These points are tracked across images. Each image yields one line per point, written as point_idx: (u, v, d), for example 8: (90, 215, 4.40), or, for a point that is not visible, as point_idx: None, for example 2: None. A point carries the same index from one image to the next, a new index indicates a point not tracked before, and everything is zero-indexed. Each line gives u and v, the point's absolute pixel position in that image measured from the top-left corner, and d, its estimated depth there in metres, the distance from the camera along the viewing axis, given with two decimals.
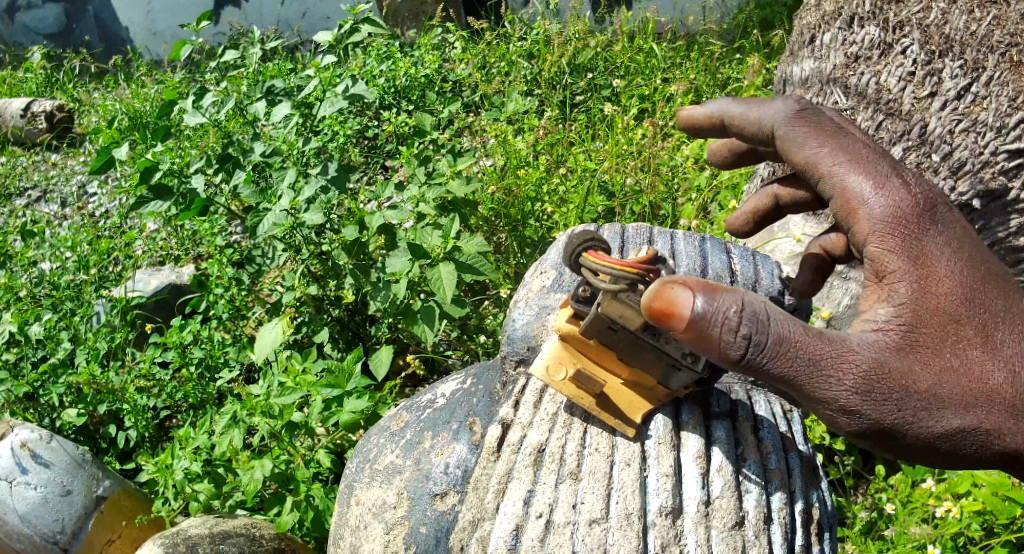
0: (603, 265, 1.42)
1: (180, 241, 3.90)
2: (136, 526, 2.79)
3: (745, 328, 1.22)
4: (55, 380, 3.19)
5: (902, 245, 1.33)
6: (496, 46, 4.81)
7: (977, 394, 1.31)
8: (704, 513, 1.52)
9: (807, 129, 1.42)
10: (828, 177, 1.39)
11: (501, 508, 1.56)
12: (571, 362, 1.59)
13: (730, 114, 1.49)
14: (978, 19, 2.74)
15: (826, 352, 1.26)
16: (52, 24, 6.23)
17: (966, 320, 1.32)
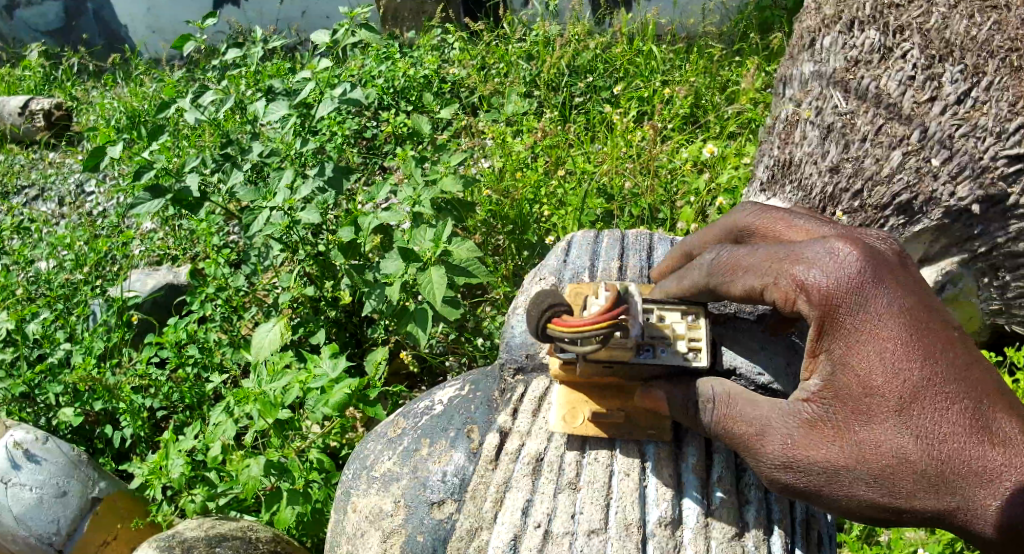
0: (578, 334, 1.45)
1: (176, 239, 3.94)
2: (132, 530, 2.77)
3: (700, 415, 1.63)
4: (53, 380, 3.19)
5: (822, 326, 1.48)
6: (495, 47, 4.79)
7: (896, 464, 1.43)
8: (704, 524, 1.61)
9: (731, 265, 1.62)
10: (758, 283, 1.56)
11: (499, 517, 1.64)
12: (582, 399, 1.72)
13: (669, 289, 1.76)
14: (979, 24, 2.83)
15: (749, 429, 1.56)
16: (51, 21, 6.20)
17: (886, 395, 1.44)
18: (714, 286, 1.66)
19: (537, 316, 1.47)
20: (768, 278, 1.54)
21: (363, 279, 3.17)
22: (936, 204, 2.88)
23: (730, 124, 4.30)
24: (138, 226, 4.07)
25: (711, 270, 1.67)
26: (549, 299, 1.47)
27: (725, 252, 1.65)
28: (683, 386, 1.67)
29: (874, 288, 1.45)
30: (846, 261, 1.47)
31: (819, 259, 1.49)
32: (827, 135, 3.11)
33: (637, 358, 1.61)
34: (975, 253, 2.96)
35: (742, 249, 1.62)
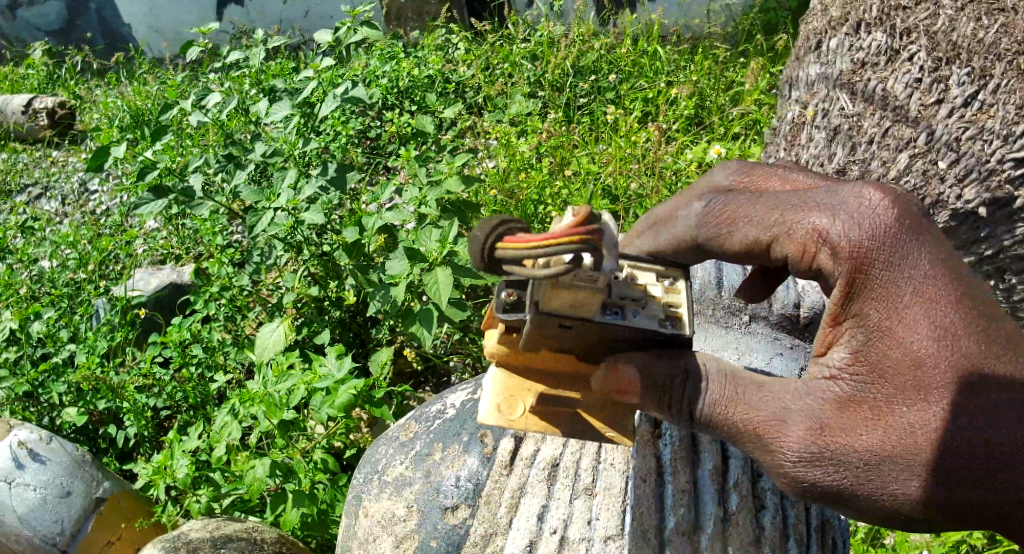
0: (532, 252, 1.16)
1: (181, 237, 3.82)
2: (136, 529, 2.78)
3: (687, 397, 1.42)
4: (56, 379, 3.16)
5: (851, 283, 1.37)
6: (499, 48, 4.77)
7: (944, 449, 1.32)
8: (722, 530, 1.61)
9: (727, 214, 1.46)
10: (766, 236, 1.41)
11: (514, 523, 1.67)
12: (522, 388, 1.53)
13: (643, 245, 1.54)
14: (986, 26, 2.70)
15: (761, 418, 1.40)
16: (54, 21, 6.20)
17: (928, 366, 1.33)
18: (705, 244, 1.47)
19: (482, 233, 1.21)
20: (787, 231, 1.40)
21: (367, 280, 3.15)
22: (943, 207, 2.90)
23: (735, 125, 4.29)
24: (141, 225, 4.06)
25: (699, 223, 1.48)
26: (504, 218, 1.23)
27: (719, 204, 1.48)
28: (668, 357, 1.40)
29: (905, 241, 1.36)
30: (880, 214, 1.38)
31: (848, 209, 1.39)
32: (835, 137, 3.29)
33: (603, 318, 1.34)
34: (981, 256, 2.92)
35: (744, 200, 1.46)
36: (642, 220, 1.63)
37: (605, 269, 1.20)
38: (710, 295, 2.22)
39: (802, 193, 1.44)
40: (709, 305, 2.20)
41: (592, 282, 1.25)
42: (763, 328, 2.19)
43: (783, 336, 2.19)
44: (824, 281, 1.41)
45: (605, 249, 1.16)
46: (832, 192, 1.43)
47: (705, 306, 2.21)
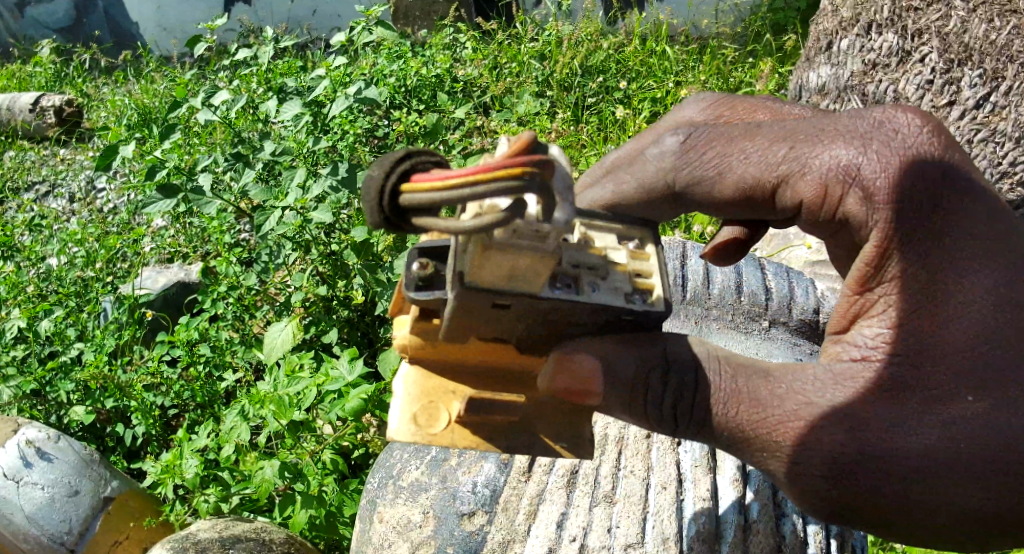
0: (451, 192, 1.03)
1: (187, 237, 3.88)
2: (144, 528, 2.76)
3: (669, 397, 1.29)
4: (64, 377, 3.17)
5: (885, 226, 1.29)
6: (507, 47, 4.71)
7: (981, 466, 1.24)
8: (741, 537, 1.72)
9: (714, 149, 1.34)
10: (780, 182, 1.32)
11: (533, 530, 1.69)
12: (445, 393, 1.45)
13: (604, 196, 1.39)
14: (998, 28, 2.92)
15: (769, 417, 1.27)
16: (62, 19, 6.23)
17: (966, 324, 1.27)
18: (687, 184, 1.34)
19: (387, 173, 1.10)
20: (809, 169, 1.31)
21: (376, 280, 3.18)
22: None
23: None
24: (148, 223, 4.06)
25: (677, 158, 1.35)
26: (411, 152, 1.12)
27: (703, 138, 1.36)
28: (633, 349, 1.28)
29: (941, 198, 1.29)
30: (913, 152, 1.31)
31: (877, 145, 1.31)
32: None
33: (549, 293, 1.22)
34: None
35: (738, 134, 1.35)
36: (597, 168, 1.48)
37: (555, 218, 1.10)
38: (730, 301, 2.22)
39: (814, 126, 1.35)
40: (729, 310, 2.21)
41: (537, 238, 1.12)
42: (782, 333, 2.22)
43: (801, 341, 2.22)
44: (844, 224, 1.33)
45: (548, 191, 1.05)
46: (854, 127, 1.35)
47: (726, 311, 2.21)
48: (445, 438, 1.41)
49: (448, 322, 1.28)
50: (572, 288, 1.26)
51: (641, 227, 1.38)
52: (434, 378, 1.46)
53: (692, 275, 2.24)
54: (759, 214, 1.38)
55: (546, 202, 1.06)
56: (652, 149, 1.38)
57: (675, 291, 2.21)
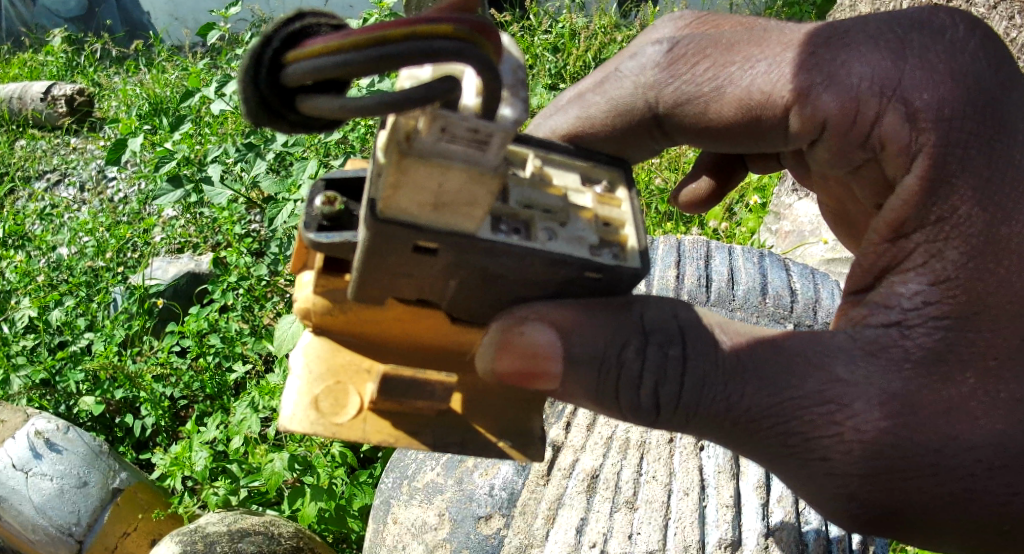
0: (352, 50, 0.95)
1: (198, 227, 3.86)
2: (153, 521, 2.73)
3: (649, 382, 1.31)
4: (73, 367, 3.15)
5: (927, 147, 1.33)
6: (519, 38, 4.68)
7: (1003, 459, 1.31)
8: (765, 546, 1.69)
9: (700, 56, 1.49)
10: (794, 101, 1.42)
11: (552, 535, 1.68)
12: (355, 373, 1.43)
13: (566, 127, 1.52)
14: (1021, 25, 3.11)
15: (764, 402, 1.32)
16: (75, 8, 6.27)
17: (1011, 254, 1.30)
18: (667, 101, 1.50)
19: (269, 38, 1.02)
20: (837, 88, 1.39)
21: None
22: None
23: None
24: (159, 213, 4.04)
25: (660, 68, 1.50)
26: (302, 13, 1.06)
27: (687, 50, 1.50)
28: (601, 323, 1.29)
29: (979, 142, 1.32)
30: (957, 63, 1.35)
31: (915, 57, 1.36)
32: None
33: (489, 235, 1.17)
34: None
35: (733, 41, 1.48)
36: (553, 106, 1.61)
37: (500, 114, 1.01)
38: (754, 303, 2.18)
39: (842, 34, 1.41)
40: (753, 311, 2.16)
41: (478, 146, 1.03)
42: None
43: None
44: (876, 147, 1.39)
45: (493, 70, 0.98)
46: (896, 30, 1.39)
47: (750, 313, 2.16)
48: (354, 428, 1.37)
49: (358, 273, 1.22)
50: (523, 233, 1.22)
51: (606, 165, 1.42)
52: (341, 357, 1.44)
53: (717, 276, 2.22)
54: (775, 137, 1.47)
55: (492, 92, 1.00)
56: (631, 63, 1.53)
57: (700, 291, 2.17)
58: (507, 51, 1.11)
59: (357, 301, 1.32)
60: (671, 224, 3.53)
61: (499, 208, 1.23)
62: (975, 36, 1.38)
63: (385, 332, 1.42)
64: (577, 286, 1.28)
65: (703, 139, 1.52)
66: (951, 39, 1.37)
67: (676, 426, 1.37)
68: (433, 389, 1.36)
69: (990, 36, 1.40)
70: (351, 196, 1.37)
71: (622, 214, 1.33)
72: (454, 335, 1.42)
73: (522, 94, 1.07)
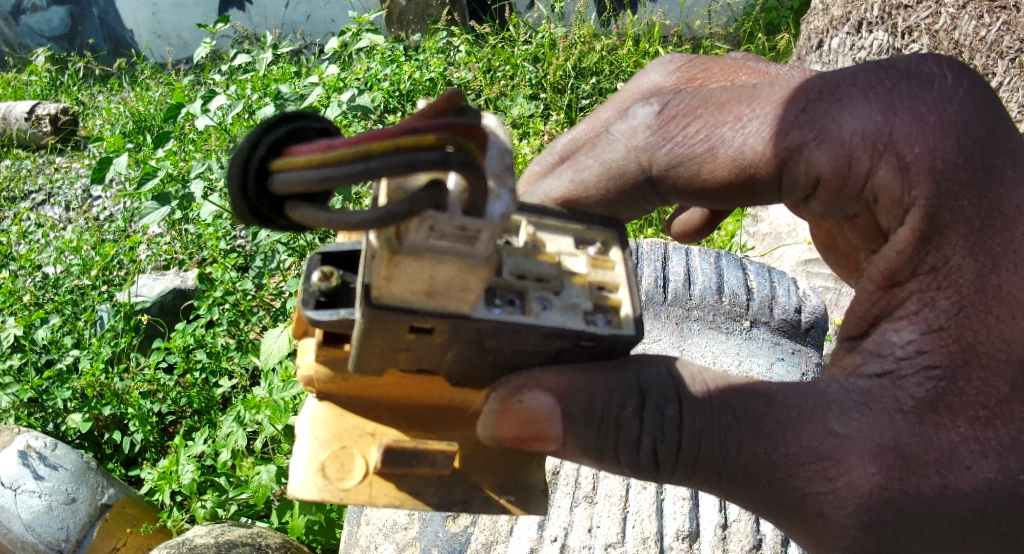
0: (335, 164, 0.96)
1: (183, 243, 3.85)
2: (141, 535, 2.73)
3: (648, 442, 1.32)
4: (61, 385, 3.16)
5: (920, 200, 1.31)
6: (501, 49, 4.67)
7: (993, 508, 1.28)
8: (722, 536, 1.73)
9: (689, 114, 1.44)
10: (785, 155, 1.38)
11: (515, 531, 1.73)
12: (360, 436, 1.41)
13: (559, 194, 1.50)
14: (987, 25, 3.21)
15: (763, 460, 1.30)
16: (58, 26, 6.26)
17: (1002, 302, 1.29)
18: (660, 164, 1.44)
19: (257, 144, 1.03)
20: (831, 144, 1.36)
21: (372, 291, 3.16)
22: None
23: None
24: (144, 231, 4.02)
25: (650, 130, 1.44)
26: (288, 115, 1.06)
27: (677, 110, 1.45)
28: (602, 389, 1.30)
29: (971, 192, 1.30)
30: (946, 112, 1.33)
31: (904, 110, 1.35)
32: None
33: (484, 314, 1.20)
34: None
35: (723, 100, 1.44)
36: (548, 156, 1.65)
37: (489, 212, 1.00)
38: (710, 302, 2.23)
39: (832, 88, 1.39)
40: (710, 310, 2.22)
41: (467, 241, 1.03)
42: (765, 332, 2.23)
43: (783, 340, 2.24)
44: (870, 200, 1.38)
45: (477, 169, 0.95)
46: (885, 81, 1.38)
47: (707, 312, 2.22)
48: (360, 492, 1.35)
49: (356, 350, 1.24)
50: (517, 305, 1.26)
51: (601, 226, 1.46)
52: (346, 422, 1.43)
53: (673, 276, 2.26)
54: (770, 195, 1.43)
55: (478, 189, 0.97)
56: (621, 125, 1.48)
57: (656, 291, 2.22)
58: (491, 134, 1.06)
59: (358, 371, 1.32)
60: (652, 230, 3.56)
61: (492, 282, 1.26)
62: (963, 83, 1.37)
63: (385, 393, 1.40)
64: (572, 352, 1.30)
65: (700, 200, 1.46)
66: (939, 89, 1.36)
67: (680, 480, 1.38)
68: (434, 457, 1.34)
69: (977, 83, 1.38)
70: (347, 268, 1.37)
71: (616, 276, 1.36)
72: (453, 392, 1.40)
73: (511, 180, 1.03)
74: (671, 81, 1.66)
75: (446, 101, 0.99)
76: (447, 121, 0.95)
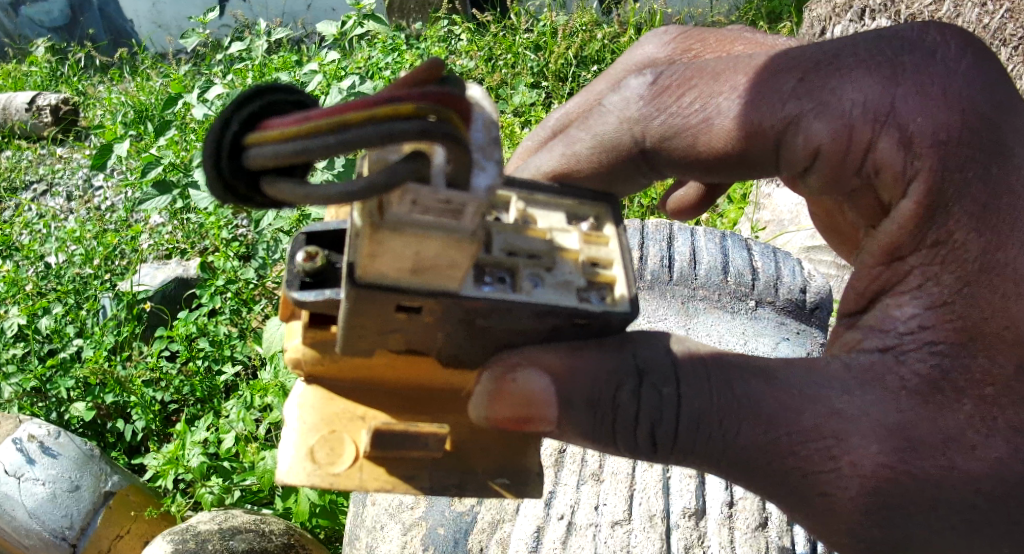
0: (309, 135, 0.96)
1: (185, 233, 3.83)
2: (145, 521, 2.77)
3: (646, 425, 1.32)
4: (63, 374, 3.19)
5: (923, 172, 1.30)
6: (502, 38, 4.64)
7: (1002, 491, 1.27)
8: (728, 514, 1.74)
9: (685, 84, 1.45)
10: (780, 124, 1.37)
11: (522, 509, 1.74)
12: (350, 421, 1.41)
13: (548, 168, 1.49)
14: (991, 12, 3.21)
15: (763, 440, 1.31)
16: (58, 18, 6.25)
17: (1008, 279, 1.28)
18: (655, 135, 1.44)
19: (228, 120, 1.02)
20: (830, 115, 1.35)
21: None
22: None
23: None
24: (147, 220, 4.02)
25: (644, 102, 1.45)
26: (262, 88, 1.06)
27: (671, 81, 1.46)
28: (602, 372, 1.30)
29: (977, 166, 1.29)
30: (950, 83, 1.33)
31: (907, 81, 1.34)
32: None
33: (473, 291, 1.20)
34: None
35: (720, 69, 1.45)
36: (539, 131, 1.64)
37: (473, 185, 1.00)
38: (716, 281, 2.23)
39: (832, 59, 1.38)
40: (715, 289, 2.22)
41: (453, 215, 1.03)
42: (770, 313, 2.23)
43: (788, 319, 2.24)
44: (871, 173, 1.36)
45: (463, 142, 0.95)
46: (887, 52, 1.37)
47: (712, 290, 2.22)
48: (351, 477, 1.35)
49: (343, 331, 1.24)
50: (508, 283, 1.25)
51: (592, 202, 1.44)
52: (334, 406, 1.43)
53: (679, 256, 2.26)
54: (768, 166, 1.43)
55: (463, 163, 0.97)
56: (615, 97, 1.48)
57: (662, 271, 2.22)
58: (478, 106, 1.06)
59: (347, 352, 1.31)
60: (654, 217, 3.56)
61: (480, 259, 1.25)
62: (969, 54, 1.36)
63: (375, 375, 1.41)
64: (566, 332, 1.30)
65: (698, 173, 1.48)
66: (943, 59, 1.35)
67: (677, 463, 1.38)
68: (427, 440, 1.33)
69: (984, 54, 1.38)
70: (332, 249, 1.37)
71: (609, 252, 1.36)
72: (445, 375, 1.41)
73: (497, 154, 1.03)
74: (666, 52, 1.65)
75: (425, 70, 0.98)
76: (427, 90, 0.94)
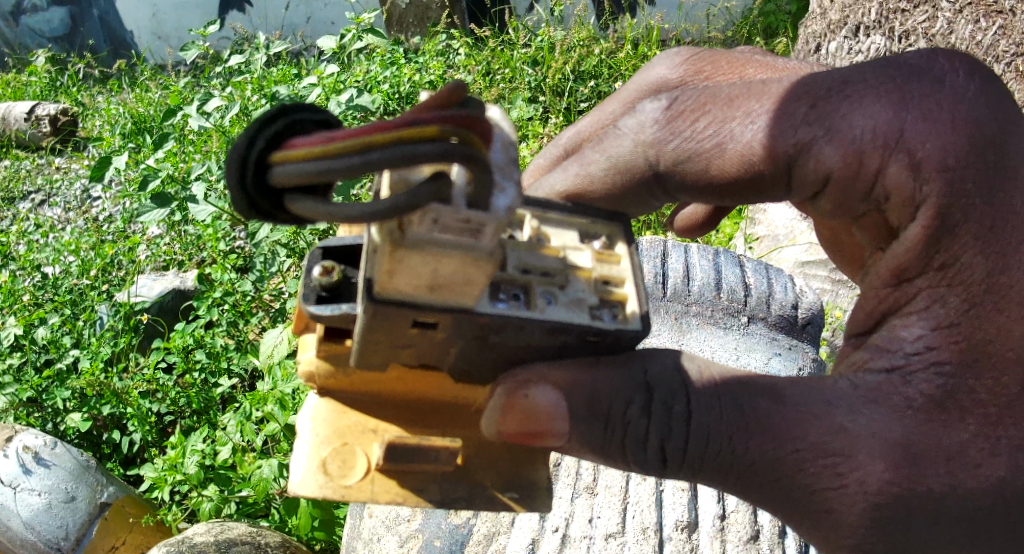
0: (334, 155, 0.98)
1: (183, 244, 3.83)
2: (142, 532, 2.76)
3: (655, 438, 1.34)
4: (59, 385, 3.16)
5: (932, 198, 1.32)
6: (500, 53, 4.67)
7: (1002, 507, 1.30)
8: (721, 527, 1.75)
9: (699, 107, 1.46)
10: (792, 149, 1.38)
11: (517, 522, 1.75)
12: (362, 434, 1.42)
13: (562, 187, 1.54)
14: (984, 29, 3.26)
15: (768, 454, 1.32)
16: (58, 27, 6.26)
17: (1012, 300, 1.30)
18: (668, 159, 1.47)
19: (253, 138, 1.03)
20: (841, 141, 1.36)
21: None
22: None
23: None
24: (144, 230, 4.02)
25: (658, 126, 1.47)
26: (286, 107, 1.07)
27: (686, 106, 1.47)
28: (609, 387, 1.32)
29: (983, 190, 1.31)
30: (957, 109, 1.34)
31: (915, 107, 1.35)
32: None
33: (488, 308, 1.21)
34: None
35: (732, 95, 1.46)
36: (553, 148, 1.69)
37: (494, 206, 1.02)
38: (709, 297, 2.25)
39: (841, 87, 1.39)
40: (708, 305, 2.24)
41: (471, 235, 1.05)
42: (762, 328, 2.25)
43: (779, 334, 2.26)
44: (881, 198, 1.38)
45: (480, 161, 0.97)
46: (896, 79, 1.38)
47: (705, 306, 2.24)
48: (362, 489, 1.35)
49: (358, 345, 1.25)
50: (521, 300, 1.26)
51: (605, 221, 1.46)
52: (348, 419, 1.44)
53: (672, 272, 2.28)
54: (779, 191, 1.44)
55: (482, 183, 0.99)
56: (630, 120, 1.51)
57: (656, 287, 2.24)
58: (498, 126, 1.09)
59: (361, 366, 1.33)
60: (651, 232, 3.58)
61: (496, 277, 1.27)
62: (976, 79, 1.38)
63: (387, 388, 1.42)
64: (575, 348, 1.31)
65: (708, 197, 1.49)
66: (951, 84, 1.36)
67: (688, 478, 1.39)
68: (438, 453, 1.35)
69: (990, 79, 1.39)
70: (349, 264, 1.38)
71: (622, 271, 1.37)
72: (453, 388, 1.43)
73: (515, 173, 1.06)
74: (678, 74, 1.68)
75: (447, 93, 1.00)
76: (450, 113, 0.96)
